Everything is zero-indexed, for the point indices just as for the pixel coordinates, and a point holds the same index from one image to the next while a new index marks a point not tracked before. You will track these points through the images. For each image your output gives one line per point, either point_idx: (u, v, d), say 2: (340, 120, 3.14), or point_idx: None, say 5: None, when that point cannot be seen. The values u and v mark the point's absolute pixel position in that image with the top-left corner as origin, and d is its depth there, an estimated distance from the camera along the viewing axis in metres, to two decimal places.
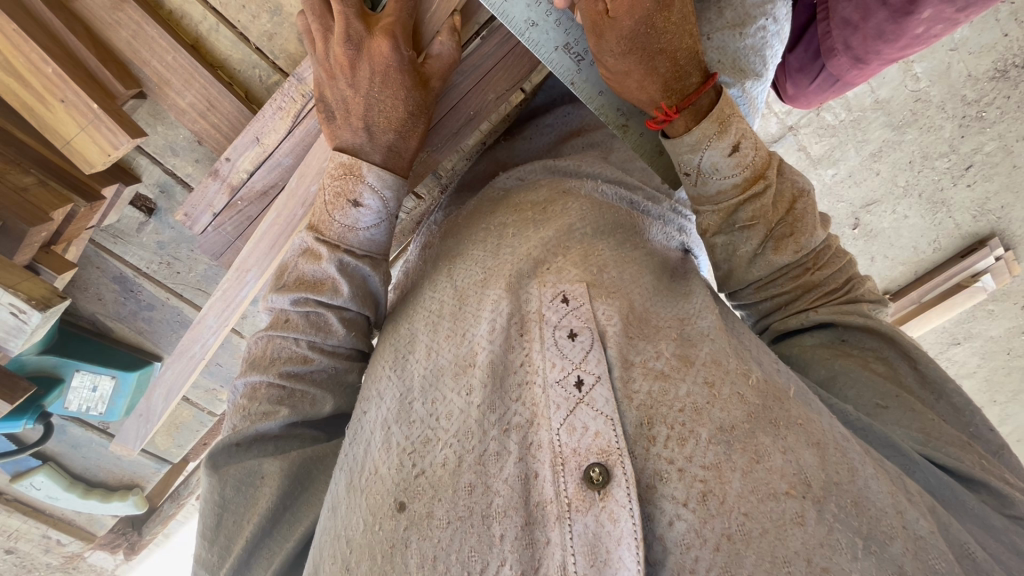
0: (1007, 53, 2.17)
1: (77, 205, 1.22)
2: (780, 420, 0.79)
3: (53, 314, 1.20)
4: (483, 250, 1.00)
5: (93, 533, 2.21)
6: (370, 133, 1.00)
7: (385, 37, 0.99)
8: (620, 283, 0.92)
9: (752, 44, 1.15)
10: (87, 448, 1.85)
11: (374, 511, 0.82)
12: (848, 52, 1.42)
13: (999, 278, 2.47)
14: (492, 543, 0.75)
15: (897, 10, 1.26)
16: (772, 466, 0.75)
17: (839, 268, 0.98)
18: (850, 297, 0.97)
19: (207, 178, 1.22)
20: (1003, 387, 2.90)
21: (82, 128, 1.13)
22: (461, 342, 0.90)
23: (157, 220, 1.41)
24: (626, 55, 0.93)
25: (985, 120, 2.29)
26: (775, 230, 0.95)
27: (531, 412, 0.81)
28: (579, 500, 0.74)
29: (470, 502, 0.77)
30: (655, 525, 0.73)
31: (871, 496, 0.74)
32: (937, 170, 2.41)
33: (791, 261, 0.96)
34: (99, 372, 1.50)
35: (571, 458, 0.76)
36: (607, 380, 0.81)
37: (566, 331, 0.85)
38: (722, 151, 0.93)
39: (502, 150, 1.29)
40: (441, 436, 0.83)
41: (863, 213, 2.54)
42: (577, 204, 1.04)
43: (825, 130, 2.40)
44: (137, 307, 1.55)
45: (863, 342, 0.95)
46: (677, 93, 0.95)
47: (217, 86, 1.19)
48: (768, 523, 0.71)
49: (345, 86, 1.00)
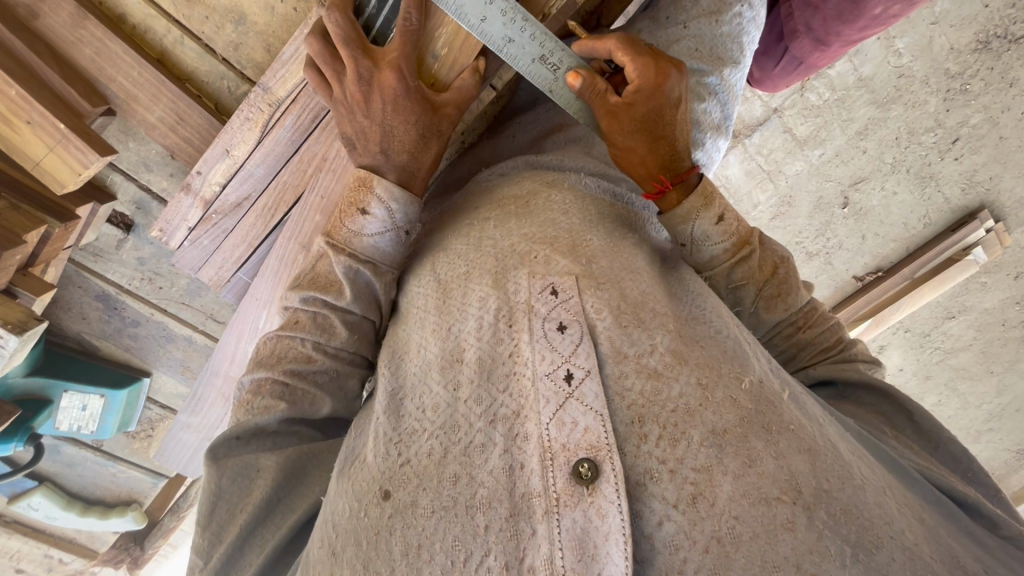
0: (989, 23, 2.16)
1: (51, 226, 1.18)
2: (772, 425, 0.80)
3: (30, 338, 1.21)
4: (466, 244, 1.00)
5: (95, 551, 2.21)
6: (385, 156, 1.01)
7: (392, 69, 1.00)
8: (609, 274, 0.92)
9: (730, 32, 1.17)
10: (82, 468, 1.84)
11: (359, 495, 0.82)
12: (809, 33, 1.40)
13: (990, 250, 2.49)
14: (476, 532, 0.75)
15: None
16: (764, 471, 0.75)
17: (829, 329, 1.08)
18: (843, 355, 1.06)
19: (179, 192, 1.21)
20: (1000, 358, 2.90)
21: (50, 149, 1.12)
22: (446, 336, 0.90)
23: (135, 237, 1.41)
24: (634, 134, 0.99)
25: (969, 92, 2.28)
26: (764, 290, 1.04)
27: (518, 404, 0.81)
28: (567, 495, 0.74)
29: (455, 492, 0.78)
30: (643, 524, 0.73)
31: (861, 507, 0.74)
32: (925, 144, 2.41)
33: (781, 319, 1.07)
34: (87, 391, 1.49)
35: (560, 453, 0.76)
36: (596, 374, 0.81)
37: (555, 324, 0.85)
38: (711, 221, 0.98)
39: (485, 147, 1.28)
40: (427, 428, 0.84)
41: (851, 191, 2.53)
42: (560, 197, 1.04)
43: (809, 110, 2.40)
44: (122, 325, 1.54)
45: (863, 398, 1.03)
46: (670, 170, 1.00)
47: (186, 99, 1.18)
48: (758, 528, 0.72)
49: (362, 119, 1.01)
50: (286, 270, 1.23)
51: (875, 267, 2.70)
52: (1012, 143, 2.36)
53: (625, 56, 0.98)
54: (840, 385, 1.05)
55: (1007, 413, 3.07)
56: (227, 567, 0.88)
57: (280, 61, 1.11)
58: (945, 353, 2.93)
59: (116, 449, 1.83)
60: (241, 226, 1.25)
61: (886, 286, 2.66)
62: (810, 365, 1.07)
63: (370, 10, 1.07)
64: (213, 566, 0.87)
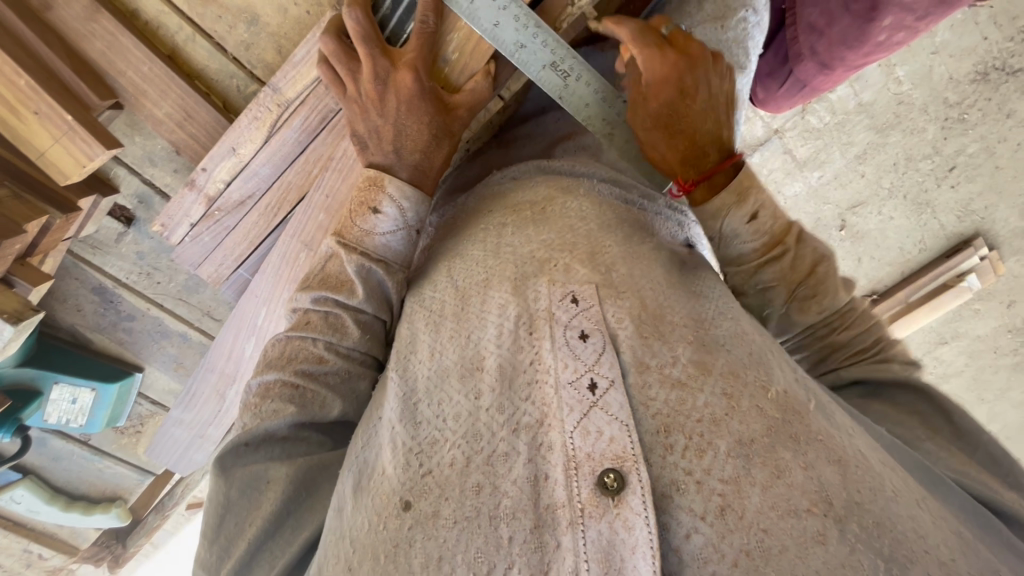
0: (987, 56, 2.20)
1: (52, 217, 1.17)
2: (800, 435, 0.78)
3: (25, 328, 1.24)
4: (483, 251, 1.00)
5: (76, 547, 2.18)
6: (398, 155, 1.02)
7: (408, 71, 1.02)
8: (630, 281, 0.92)
9: (734, 37, 1.17)
10: (68, 461, 1.81)
11: (379, 510, 0.82)
12: (814, 57, 1.33)
13: (983, 277, 2.52)
14: (499, 544, 0.75)
15: (859, 16, 1.21)
16: (792, 482, 0.74)
17: (868, 328, 1.04)
18: (879, 356, 1.03)
19: (183, 188, 1.21)
20: (992, 385, 2.93)
21: (56, 140, 1.12)
22: (466, 344, 0.91)
23: (136, 230, 1.41)
24: (651, 129, 1.04)
25: (967, 122, 2.32)
26: (798, 292, 1.02)
27: (542, 412, 0.81)
28: (593, 506, 0.73)
29: (477, 502, 0.78)
30: (671, 536, 0.73)
31: (894, 519, 0.72)
32: (921, 171, 2.44)
33: (814, 319, 1.04)
34: (79, 384, 1.48)
35: (586, 462, 0.75)
36: (621, 385, 0.80)
37: (577, 332, 0.84)
38: (742, 218, 0.98)
39: (495, 154, 1.28)
40: (449, 437, 0.84)
41: (849, 215, 2.57)
42: (576, 204, 1.04)
43: (810, 133, 2.43)
44: (117, 318, 1.53)
45: (897, 397, 1.00)
46: (693, 167, 1.01)
47: (194, 96, 1.19)
48: (788, 541, 0.71)
49: (376, 117, 1.02)
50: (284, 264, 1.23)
51: (870, 290, 2.73)
52: (1008, 173, 2.38)
53: (637, 47, 1.03)
54: (872, 384, 1.02)
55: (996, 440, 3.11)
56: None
57: (292, 63, 1.11)
58: (938, 379, 2.96)
59: (104, 444, 1.80)
60: (244, 223, 1.25)
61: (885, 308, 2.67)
62: (840, 366, 1.04)
63: (384, 9, 1.09)
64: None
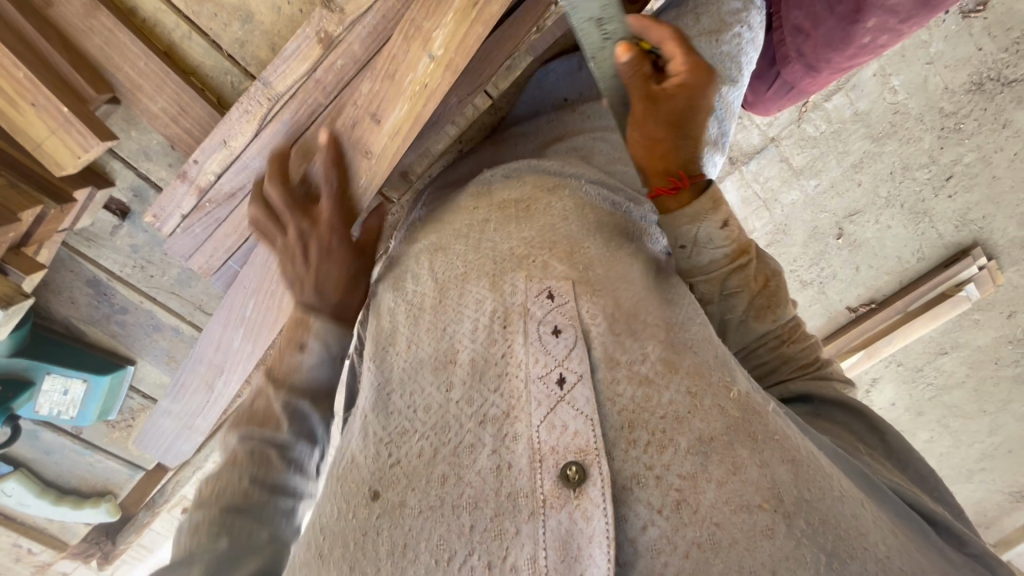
0: (982, 66, 2.22)
1: (47, 206, 1.21)
2: (758, 434, 0.78)
3: (17, 311, 1.27)
4: (463, 245, 1.02)
5: (65, 542, 2.15)
6: (319, 293, 1.06)
7: (326, 223, 1.08)
8: (606, 280, 0.93)
9: (728, 50, 1.18)
10: (59, 455, 1.82)
11: (348, 499, 0.82)
12: (801, 59, 1.34)
13: (983, 287, 2.50)
14: (461, 531, 0.75)
15: (845, 18, 1.24)
16: (747, 478, 0.74)
17: (811, 346, 1.07)
18: (819, 372, 1.05)
19: (176, 179, 1.23)
20: (993, 397, 2.91)
21: (53, 132, 1.15)
22: (441, 337, 0.92)
23: (131, 224, 1.43)
24: (662, 123, 0.98)
25: (963, 131, 2.33)
26: (756, 300, 1.04)
27: (509, 404, 0.81)
28: (554, 497, 0.73)
29: (443, 491, 0.78)
30: (627, 527, 0.73)
31: (839, 516, 0.73)
32: (918, 180, 2.45)
33: (770, 329, 1.05)
34: (71, 375, 1.49)
35: (549, 455, 0.76)
36: (589, 379, 0.80)
37: (550, 327, 0.85)
38: (716, 224, 0.95)
39: (489, 152, 1.30)
40: (418, 428, 0.85)
41: (846, 223, 2.58)
42: (560, 204, 1.05)
43: (806, 141, 2.44)
44: (111, 311, 1.55)
45: (835, 415, 1.00)
46: (684, 168, 0.98)
47: (190, 92, 1.21)
48: (738, 534, 0.71)
49: (301, 269, 1.07)
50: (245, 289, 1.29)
51: (868, 298, 2.74)
52: (1005, 184, 2.39)
53: (677, 48, 0.97)
54: (814, 404, 1.02)
55: (998, 454, 3.08)
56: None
57: (282, 57, 1.14)
58: (938, 390, 2.96)
59: (96, 438, 1.81)
60: (233, 216, 1.24)
61: (883, 318, 2.69)
62: (787, 380, 1.05)
63: None
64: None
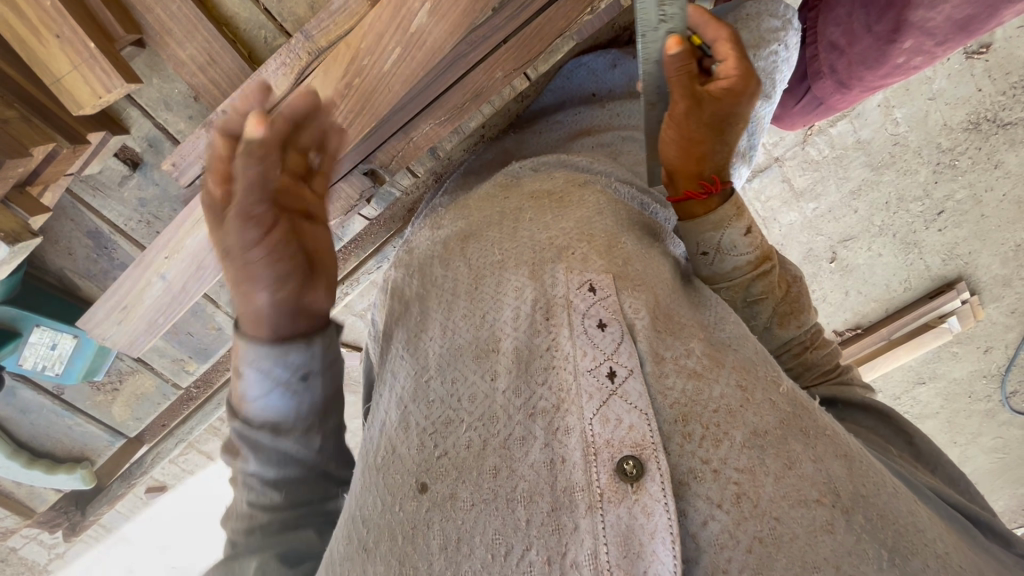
0: (981, 106, 2.27)
1: (59, 145, 1.16)
2: (809, 429, 0.79)
3: (22, 250, 1.22)
4: (499, 233, 1.00)
5: (32, 510, 2.03)
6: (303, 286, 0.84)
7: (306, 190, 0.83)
8: (644, 276, 0.92)
9: (765, 68, 1.21)
10: (36, 415, 1.72)
11: (392, 488, 0.80)
12: (833, 75, 1.39)
13: (964, 321, 2.57)
14: (516, 525, 0.72)
15: (880, 39, 1.26)
16: (804, 473, 0.74)
17: (831, 353, 1.11)
18: (840, 380, 1.09)
19: (200, 128, 1.19)
20: (964, 429, 2.99)
21: (74, 67, 1.11)
22: (480, 324, 0.89)
23: (141, 175, 1.35)
24: (707, 128, 0.94)
25: (957, 168, 2.39)
26: (779, 307, 1.06)
27: (558, 397, 0.78)
28: (611, 491, 0.71)
29: (495, 485, 0.75)
30: (688, 522, 0.70)
31: (895, 512, 0.73)
32: (911, 213, 2.51)
33: (794, 335, 1.08)
34: (60, 329, 1.42)
35: (604, 448, 0.73)
36: (639, 373, 0.78)
37: (595, 321, 0.83)
38: (740, 231, 0.98)
39: (511, 141, 1.31)
40: (464, 418, 0.82)
41: (840, 247, 2.63)
42: (593, 198, 1.04)
43: (809, 164, 2.48)
44: (108, 266, 1.46)
45: (861, 419, 1.03)
46: (717, 174, 0.98)
47: (221, 41, 1.18)
48: (799, 529, 0.70)
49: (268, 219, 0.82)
50: (187, 222, 1.21)
51: (855, 323, 2.82)
52: (993, 222, 2.46)
53: (731, 50, 0.91)
54: (839, 405, 1.06)
55: None
56: None
57: (329, 11, 1.10)
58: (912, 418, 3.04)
59: (78, 399, 1.73)
60: None
61: (868, 342, 2.76)
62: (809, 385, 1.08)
63: None
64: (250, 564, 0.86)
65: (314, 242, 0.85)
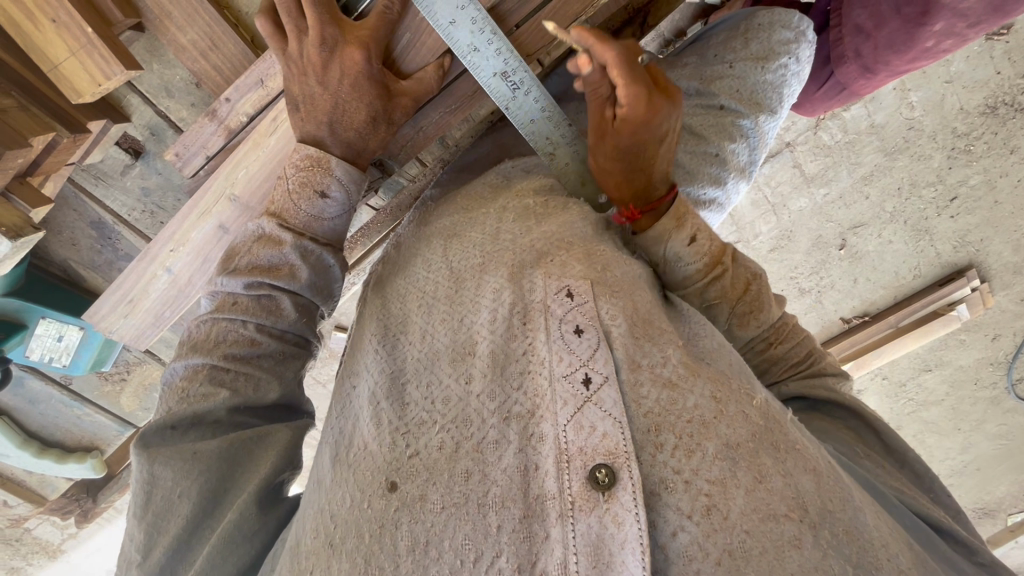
0: (998, 90, 2.22)
1: (59, 135, 1.13)
2: (780, 444, 0.78)
3: (23, 245, 1.20)
4: (482, 234, 0.98)
5: (45, 496, 2.07)
6: (332, 130, 0.98)
7: (359, 46, 0.96)
8: (623, 284, 0.88)
9: (772, 80, 1.22)
10: (45, 406, 1.72)
11: (363, 488, 0.79)
12: (857, 60, 1.35)
13: (973, 308, 2.57)
14: (488, 532, 0.72)
15: (910, 20, 1.25)
16: (772, 487, 0.73)
17: (801, 342, 1.04)
18: (812, 368, 1.03)
19: (203, 117, 1.16)
20: (968, 416, 2.98)
21: (73, 53, 1.08)
22: (458, 328, 0.87)
23: (144, 164, 1.33)
24: (614, 160, 0.99)
25: (972, 153, 2.34)
26: (737, 309, 1.00)
27: (533, 403, 0.78)
28: (583, 500, 0.70)
29: (466, 489, 0.75)
30: (657, 533, 0.70)
31: (860, 529, 0.73)
32: (924, 199, 2.46)
33: (755, 335, 1.02)
34: (67, 321, 1.42)
35: (577, 456, 0.73)
36: (615, 381, 0.77)
37: (572, 326, 0.81)
38: (682, 242, 0.95)
39: (507, 133, 1.27)
40: (437, 420, 0.81)
41: (851, 235, 2.59)
42: (578, 206, 1.02)
43: (821, 149, 2.43)
44: (114, 257, 1.47)
45: (836, 412, 1.00)
46: (644, 198, 0.99)
47: (223, 26, 1.15)
48: (768, 543, 0.70)
49: (315, 83, 0.96)
50: (192, 214, 1.19)
51: (862, 311, 2.78)
52: (1005, 209, 2.42)
53: (618, 79, 0.90)
54: (813, 400, 1.02)
55: (967, 472, 3.16)
56: (194, 530, 0.84)
57: None
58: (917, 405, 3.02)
59: (86, 390, 1.74)
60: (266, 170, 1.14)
61: (874, 331, 2.74)
62: (785, 381, 1.03)
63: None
64: (179, 525, 0.83)
65: (405, 99, 1.03)
